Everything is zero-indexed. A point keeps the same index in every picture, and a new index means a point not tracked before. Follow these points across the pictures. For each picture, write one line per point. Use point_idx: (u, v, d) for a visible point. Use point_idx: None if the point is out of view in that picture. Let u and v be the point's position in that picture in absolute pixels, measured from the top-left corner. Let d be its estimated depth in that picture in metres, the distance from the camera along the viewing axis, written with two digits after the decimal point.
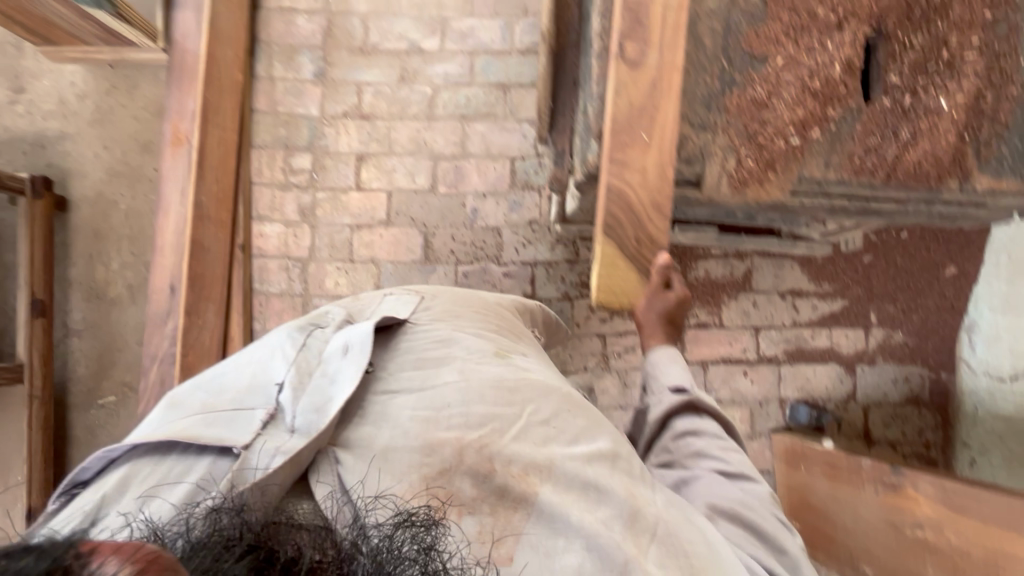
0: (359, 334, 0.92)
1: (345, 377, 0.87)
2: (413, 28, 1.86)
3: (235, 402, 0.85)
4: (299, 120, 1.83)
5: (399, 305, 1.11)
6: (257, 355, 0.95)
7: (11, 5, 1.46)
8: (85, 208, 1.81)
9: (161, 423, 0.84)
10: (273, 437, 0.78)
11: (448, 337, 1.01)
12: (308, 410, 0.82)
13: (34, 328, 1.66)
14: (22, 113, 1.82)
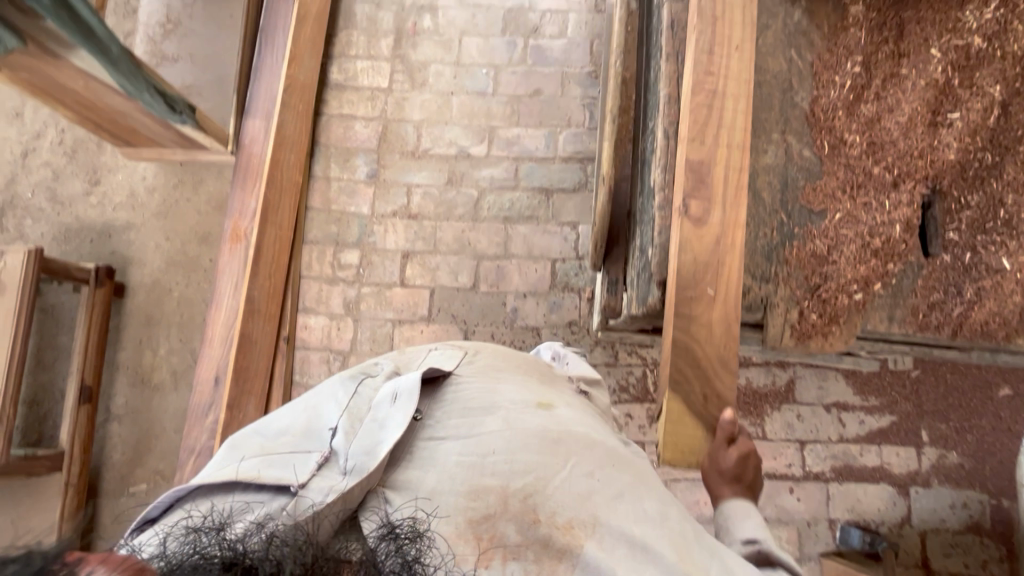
0: (409, 378, 0.84)
1: (395, 422, 0.80)
2: (463, 135, 1.98)
3: (291, 446, 0.80)
4: (350, 218, 1.91)
5: (447, 350, 0.99)
6: (309, 398, 0.89)
7: (105, 116, 1.57)
8: (140, 294, 1.88)
9: (221, 463, 0.79)
10: (327, 481, 0.73)
11: (503, 382, 0.91)
12: (360, 455, 0.76)
13: (79, 415, 1.71)
14: (95, 203, 1.93)
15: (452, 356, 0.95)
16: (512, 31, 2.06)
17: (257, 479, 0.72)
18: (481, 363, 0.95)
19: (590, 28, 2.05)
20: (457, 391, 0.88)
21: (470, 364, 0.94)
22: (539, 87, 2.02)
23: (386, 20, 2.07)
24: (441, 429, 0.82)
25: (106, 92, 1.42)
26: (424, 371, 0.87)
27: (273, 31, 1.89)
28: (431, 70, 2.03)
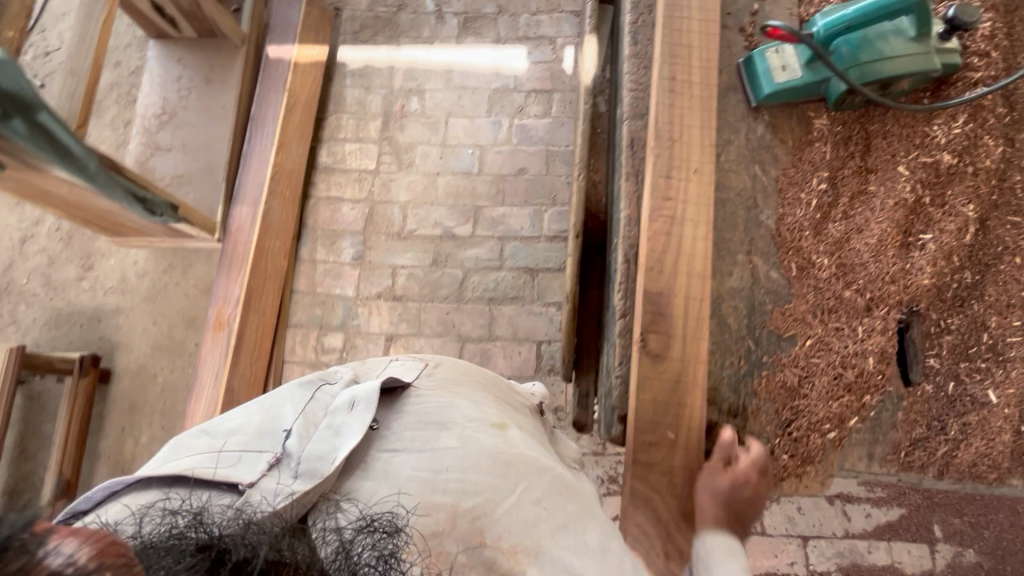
0: (372, 382, 0.77)
1: (352, 429, 0.72)
2: (448, 216, 1.99)
3: (240, 442, 0.71)
4: (335, 301, 1.90)
5: (406, 362, 0.91)
6: (260, 397, 0.81)
7: (96, 215, 1.62)
8: (126, 381, 1.88)
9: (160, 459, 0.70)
10: (276, 483, 0.65)
11: (467, 398, 0.84)
12: (312, 459, 0.68)
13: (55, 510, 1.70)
14: (87, 289, 1.96)
15: (413, 367, 0.88)
16: (498, 112, 2.10)
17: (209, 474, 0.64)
18: (441, 376, 0.87)
19: (574, 108, 2.08)
20: (418, 403, 0.80)
21: (434, 376, 0.87)
22: (524, 166, 2.03)
23: (375, 103, 2.12)
24: (400, 436, 0.74)
25: (91, 198, 1.45)
26: (385, 380, 0.79)
27: (263, 119, 1.96)
28: (418, 151, 2.06)
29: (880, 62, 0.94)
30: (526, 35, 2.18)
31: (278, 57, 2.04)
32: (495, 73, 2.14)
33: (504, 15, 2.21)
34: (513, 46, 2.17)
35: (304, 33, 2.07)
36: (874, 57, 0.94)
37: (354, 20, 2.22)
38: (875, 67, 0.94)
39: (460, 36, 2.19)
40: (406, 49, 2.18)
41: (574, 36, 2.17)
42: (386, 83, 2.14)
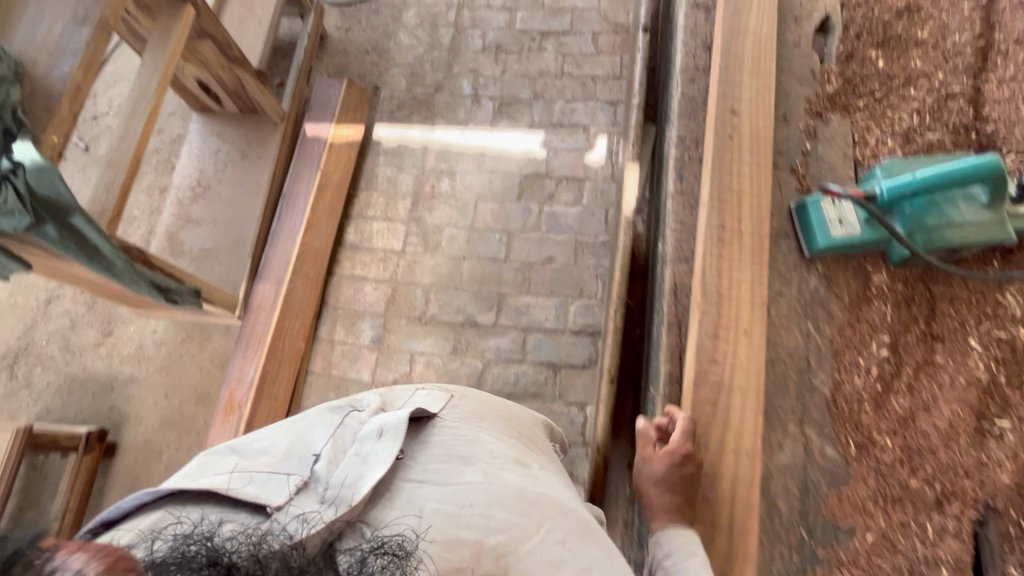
0: (400, 412, 0.80)
1: (379, 458, 0.74)
2: (472, 302, 1.94)
3: (269, 464, 0.74)
4: (350, 385, 1.85)
5: (432, 391, 0.93)
6: (292, 419, 0.84)
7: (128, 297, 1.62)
8: (131, 455, 1.82)
9: (193, 471, 0.75)
10: (304, 509, 0.68)
11: (489, 434, 0.86)
12: (338, 485, 0.71)
13: None
14: (104, 355, 1.94)
15: (438, 399, 0.90)
16: (528, 197, 2.08)
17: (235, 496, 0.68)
18: (467, 409, 0.91)
19: (605, 198, 2.05)
20: (444, 438, 0.82)
21: (459, 408, 0.90)
22: (551, 254, 1.98)
23: (406, 182, 2.12)
24: (427, 464, 0.77)
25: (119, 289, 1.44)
26: (412, 411, 0.82)
27: (294, 197, 1.96)
28: (445, 233, 2.04)
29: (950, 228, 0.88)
30: (560, 122, 2.18)
31: (314, 134, 2.07)
32: (527, 159, 2.13)
33: (539, 101, 2.23)
34: (547, 133, 2.17)
35: (342, 112, 2.10)
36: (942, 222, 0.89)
37: (392, 99, 2.26)
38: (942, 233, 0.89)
39: (495, 120, 2.21)
40: (440, 130, 2.20)
41: (608, 125, 2.16)
42: (418, 163, 2.15)
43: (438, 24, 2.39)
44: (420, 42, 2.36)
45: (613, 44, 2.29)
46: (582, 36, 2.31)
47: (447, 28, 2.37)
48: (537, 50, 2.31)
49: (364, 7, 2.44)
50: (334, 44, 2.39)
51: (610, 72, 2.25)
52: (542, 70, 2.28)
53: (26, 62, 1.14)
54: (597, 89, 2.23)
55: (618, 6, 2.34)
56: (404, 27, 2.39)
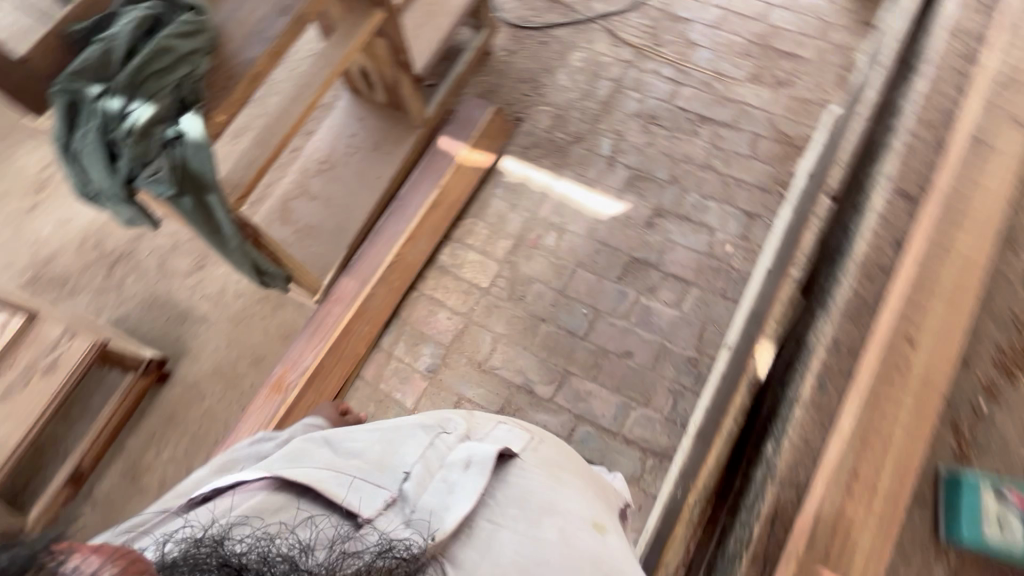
0: (489, 445, 0.79)
1: (466, 489, 0.74)
2: (535, 368, 1.86)
3: (361, 471, 0.78)
4: (390, 405, 1.83)
5: (513, 429, 0.90)
6: (387, 429, 0.88)
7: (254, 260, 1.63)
8: (178, 389, 1.89)
9: (288, 458, 0.81)
10: (391, 525, 0.72)
11: (572, 488, 0.83)
12: (426, 510, 0.74)
13: (56, 496, 1.68)
14: (190, 286, 2.04)
15: (520, 438, 0.87)
16: (627, 282, 1.98)
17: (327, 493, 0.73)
18: (545, 454, 0.87)
19: (707, 312, 1.91)
20: (528, 480, 0.79)
21: (544, 451, 0.88)
22: (630, 350, 1.87)
23: (514, 223, 2.07)
24: (512, 504, 0.75)
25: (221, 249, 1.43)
26: (500, 449, 0.80)
27: (406, 203, 1.97)
28: (533, 288, 1.97)
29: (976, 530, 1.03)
30: (688, 215, 2.06)
31: (445, 149, 2.06)
32: (641, 242, 2.03)
33: (673, 186, 2.12)
34: (670, 222, 2.05)
35: (479, 136, 2.08)
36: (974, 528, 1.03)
37: (529, 135, 2.23)
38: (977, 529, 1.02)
39: (622, 190, 2.12)
40: (564, 182, 2.14)
41: (737, 237, 2.01)
42: (532, 208, 2.10)
43: (599, 75, 2.33)
44: (576, 87, 2.31)
45: (772, 154, 2.13)
46: (740, 134, 2.18)
47: (607, 83, 2.31)
48: (689, 133, 2.20)
49: (534, 35, 2.43)
50: (494, 63, 2.39)
51: (757, 181, 2.10)
52: (687, 155, 2.16)
53: (223, 35, 1.18)
54: (738, 194, 2.08)
55: (790, 116, 2.19)
56: (565, 67, 2.35)
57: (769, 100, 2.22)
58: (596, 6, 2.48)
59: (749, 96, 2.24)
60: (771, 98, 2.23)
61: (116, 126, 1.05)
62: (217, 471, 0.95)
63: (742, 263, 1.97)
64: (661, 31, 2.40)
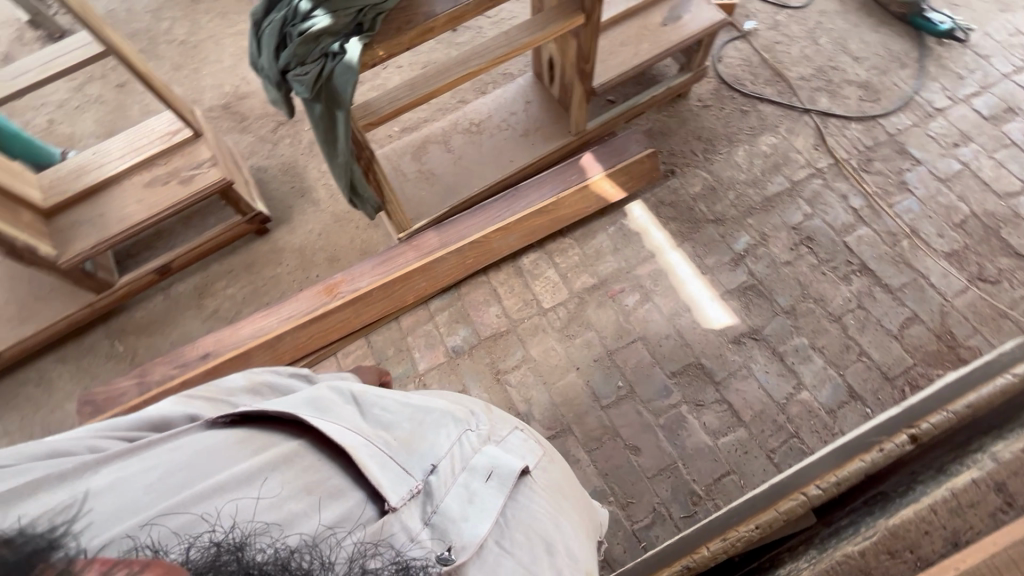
0: (512, 461, 0.86)
1: (485, 502, 0.80)
2: (543, 406, 1.82)
3: (391, 451, 0.84)
4: (406, 359, 1.91)
5: (527, 441, 0.98)
6: (417, 410, 0.94)
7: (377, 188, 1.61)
8: (267, 247, 2.15)
9: (321, 409, 0.85)
10: (413, 518, 0.76)
11: (567, 519, 0.89)
12: (445, 515, 0.78)
13: (144, 276, 2.03)
14: (322, 171, 2.29)
15: (532, 454, 0.95)
16: (679, 381, 1.82)
17: (362, 468, 0.77)
18: (549, 480, 0.96)
19: (740, 459, 1.71)
20: (535, 508, 0.85)
21: (546, 478, 0.95)
22: (639, 447, 1.74)
23: (606, 265, 2.00)
24: (519, 528, 0.80)
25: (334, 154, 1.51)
26: (522, 466, 0.87)
27: (519, 195, 1.98)
28: (586, 334, 1.91)
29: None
30: (782, 356, 1.83)
31: (583, 165, 2.02)
32: (717, 353, 1.85)
33: (786, 318, 1.89)
34: (759, 352, 1.84)
35: (620, 170, 2.01)
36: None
37: (672, 192, 2.11)
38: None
39: (729, 293, 1.94)
40: (677, 254, 2.01)
41: (822, 407, 1.75)
42: (631, 261, 2.00)
43: (779, 170, 2.13)
44: (748, 170, 2.14)
45: (919, 346, 1.81)
46: (896, 306, 1.87)
47: (782, 182, 2.11)
48: (839, 275, 1.93)
49: (739, 100, 2.28)
50: (682, 109, 2.28)
51: (883, 364, 1.79)
52: (821, 295, 1.91)
53: None
54: (852, 365, 1.80)
55: (968, 318, 1.83)
56: (749, 146, 2.18)
57: (955, 289, 1.88)
58: (820, 101, 2.25)
59: (933, 273, 1.91)
60: (958, 288, 1.88)
61: (296, 24, 1.17)
62: (251, 391, 0.98)
63: (810, 436, 1.72)
64: (876, 157, 2.13)
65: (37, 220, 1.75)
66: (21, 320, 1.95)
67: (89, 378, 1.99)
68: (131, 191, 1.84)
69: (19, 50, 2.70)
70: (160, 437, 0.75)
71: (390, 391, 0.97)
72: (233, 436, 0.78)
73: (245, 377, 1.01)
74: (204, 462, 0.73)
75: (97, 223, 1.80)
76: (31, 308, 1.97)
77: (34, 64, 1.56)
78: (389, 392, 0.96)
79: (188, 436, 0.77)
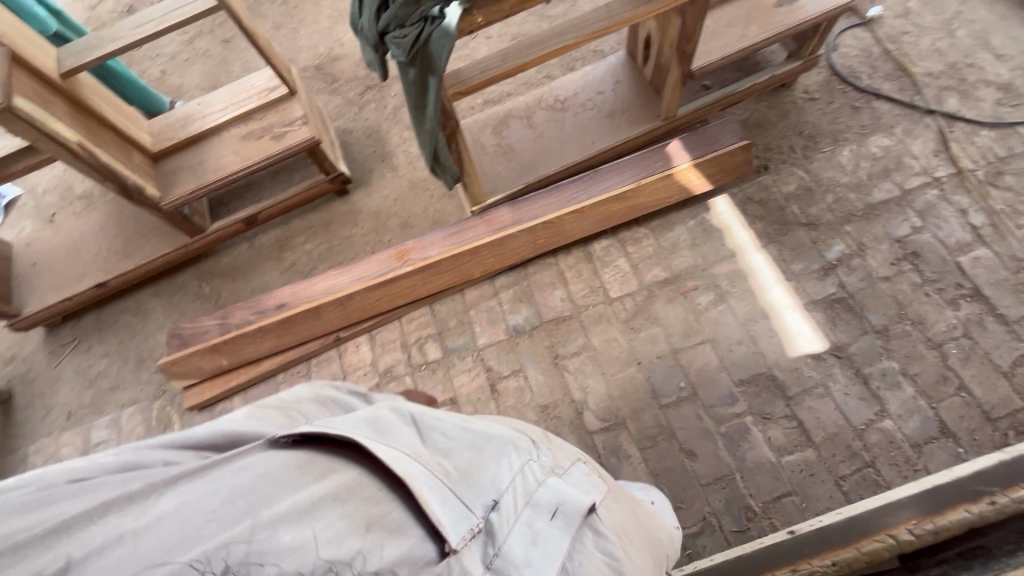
0: (577, 499, 0.83)
1: (551, 546, 0.76)
2: (598, 397, 1.78)
3: (450, 482, 0.75)
4: (466, 332, 1.93)
5: (587, 475, 0.95)
6: (476, 437, 0.87)
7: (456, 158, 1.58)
8: (345, 208, 2.22)
9: (380, 427, 0.79)
10: (473, 562, 0.69)
11: (629, 566, 0.84)
12: (508, 558, 0.72)
13: (233, 225, 2.15)
14: (403, 137, 2.32)
15: (597, 491, 0.92)
16: (747, 391, 1.72)
17: (420, 499, 0.68)
18: (613, 519, 0.92)
19: (805, 482, 1.60)
20: (598, 553, 0.82)
21: (608, 519, 0.90)
22: (696, 452, 1.68)
23: (681, 261, 1.91)
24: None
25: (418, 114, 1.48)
26: (589, 506, 0.84)
27: (598, 179, 1.92)
28: (652, 329, 1.84)
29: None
30: (867, 378, 1.69)
31: (669, 153, 1.92)
32: (792, 366, 1.73)
33: (876, 337, 1.73)
34: (840, 370, 1.71)
35: (709, 161, 1.89)
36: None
37: (763, 190, 1.97)
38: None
39: (815, 304, 1.80)
40: (760, 257, 1.88)
41: (906, 440, 1.61)
42: (709, 258, 1.90)
43: (890, 175, 1.93)
44: (853, 173, 1.95)
45: None
46: (1011, 340, 1.67)
47: (890, 189, 1.91)
48: (946, 298, 1.74)
49: (851, 95, 2.08)
50: (786, 100, 2.10)
51: (986, 403, 1.61)
52: (921, 318, 1.73)
53: None
54: (947, 399, 1.63)
55: None
56: (857, 146, 1.99)
57: None
58: (948, 101, 2.01)
59: None
60: None
61: None
62: (318, 400, 0.97)
63: (887, 469, 1.58)
64: (1008, 171, 1.88)
65: (146, 163, 1.89)
66: (125, 255, 2.12)
67: (178, 313, 2.16)
68: (228, 142, 1.93)
69: (140, 2, 2.90)
70: (221, 457, 0.66)
71: (448, 411, 0.92)
72: (291, 458, 0.67)
73: (309, 387, 1.00)
74: (258, 490, 0.62)
75: (196, 170, 1.91)
76: (134, 244, 2.14)
77: (155, 15, 1.65)
78: (448, 412, 0.91)
79: (249, 455, 0.67)
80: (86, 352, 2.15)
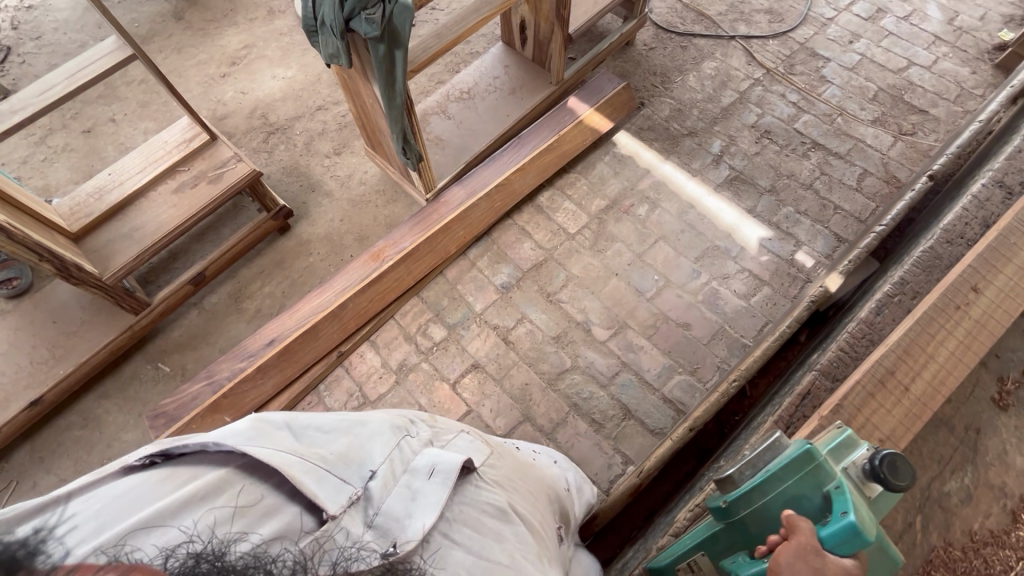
0: (451, 456, 0.83)
1: (429, 499, 0.78)
2: (597, 312, 2.00)
3: (330, 463, 0.79)
4: (461, 305, 2.03)
5: (471, 442, 0.99)
6: (351, 424, 0.89)
7: (416, 134, 1.74)
8: (293, 242, 2.21)
9: (248, 430, 0.78)
10: (356, 526, 0.74)
11: (511, 508, 0.88)
12: (389, 514, 0.77)
13: (181, 288, 2.02)
14: (326, 165, 2.38)
15: (478, 453, 0.95)
16: (703, 264, 2.08)
17: (299, 484, 0.72)
18: (497, 473, 0.95)
19: (774, 310, 1.98)
20: (480, 497, 0.85)
21: (487, 474, 0.92)
22: (689, 322, 1.97)
23: (613, 187, 2.25)
24: (462, 521, 0.80)
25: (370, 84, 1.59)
26: (464, 460, 0.85)
27: (525, 141, 2.21)
28: (614, 246, 2.13)
29: (767, 464, 0.79)
30: (777, 224, 2.15)
31: (571, 108, 2.28)
32: (726, 234, 2.14)
33: (770, 195, 2.22)
34: (757, 225, 2.16)
35: (603, 105, 2.30)
36: (807, 510, 0.76)
37: (647, 119, 2.42)
38: (793, 485, 0.76)
39: (721, 186, 2.25)
40: (667, 166, 2.30)
41: (821, 254, 2.08)
42: (632, 179, 2.27)
43: (727, 85, 2.51)
44: (702, 90, 2.50)
45: (877, 192, 2.20)
46: (850, 166, 2.26)
47: (732, 93, 2.49)
48: (799, 154, 2.31)
49: (676, 39, 2.66)
50: (633, 54, 2.62)
51: (856, 212, 2.16)
52: (792, 171, 2.27)
53: None
54: (832, 218, 2.15)
55: (904, 163, 2.25)
56: (696, 72, 2.55)
57: (887, 144, 2.30)
58: (740, 28, 2.68)
59: (867, 137, 2.33)
60: (889, 143, 2.31)
61: None
62: None
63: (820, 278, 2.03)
64: (796, 62, 2.56)
65: (70, 244, 1.74)
66: (57, 362, 1.86)
67: (140, 404, 1.93)
68: (161, 201, 1.86)
69: None
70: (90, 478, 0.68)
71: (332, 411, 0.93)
72: (160, 473, 0.70)
73: None
74: (126, 503, 0.65)
75: (134, 236, 1.80)
76: (64, 348, 1.88)
77: (59, 78, 1.59)
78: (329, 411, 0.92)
79: (109, 479, 0.68)
80: (34, 488, 1.81)
